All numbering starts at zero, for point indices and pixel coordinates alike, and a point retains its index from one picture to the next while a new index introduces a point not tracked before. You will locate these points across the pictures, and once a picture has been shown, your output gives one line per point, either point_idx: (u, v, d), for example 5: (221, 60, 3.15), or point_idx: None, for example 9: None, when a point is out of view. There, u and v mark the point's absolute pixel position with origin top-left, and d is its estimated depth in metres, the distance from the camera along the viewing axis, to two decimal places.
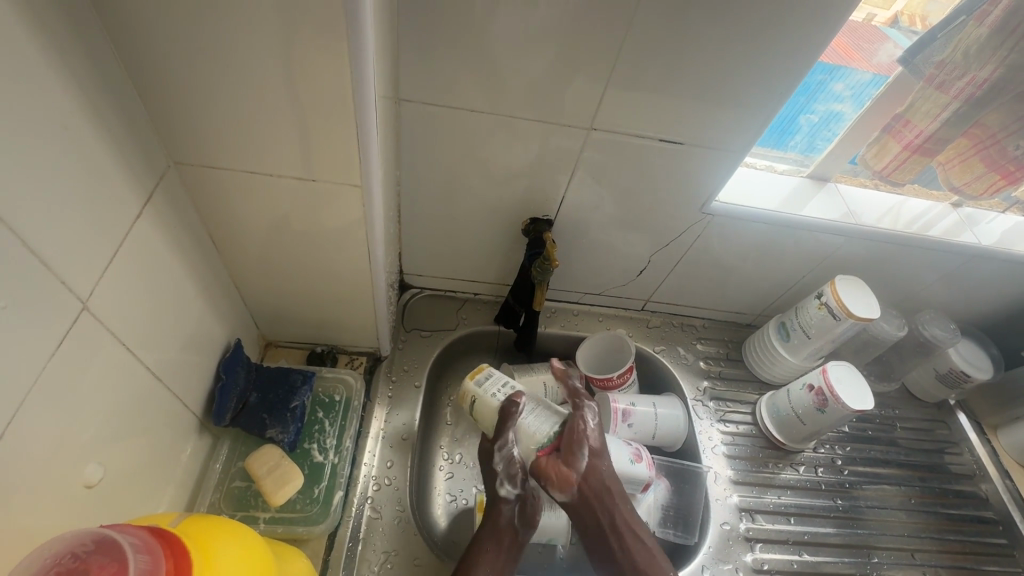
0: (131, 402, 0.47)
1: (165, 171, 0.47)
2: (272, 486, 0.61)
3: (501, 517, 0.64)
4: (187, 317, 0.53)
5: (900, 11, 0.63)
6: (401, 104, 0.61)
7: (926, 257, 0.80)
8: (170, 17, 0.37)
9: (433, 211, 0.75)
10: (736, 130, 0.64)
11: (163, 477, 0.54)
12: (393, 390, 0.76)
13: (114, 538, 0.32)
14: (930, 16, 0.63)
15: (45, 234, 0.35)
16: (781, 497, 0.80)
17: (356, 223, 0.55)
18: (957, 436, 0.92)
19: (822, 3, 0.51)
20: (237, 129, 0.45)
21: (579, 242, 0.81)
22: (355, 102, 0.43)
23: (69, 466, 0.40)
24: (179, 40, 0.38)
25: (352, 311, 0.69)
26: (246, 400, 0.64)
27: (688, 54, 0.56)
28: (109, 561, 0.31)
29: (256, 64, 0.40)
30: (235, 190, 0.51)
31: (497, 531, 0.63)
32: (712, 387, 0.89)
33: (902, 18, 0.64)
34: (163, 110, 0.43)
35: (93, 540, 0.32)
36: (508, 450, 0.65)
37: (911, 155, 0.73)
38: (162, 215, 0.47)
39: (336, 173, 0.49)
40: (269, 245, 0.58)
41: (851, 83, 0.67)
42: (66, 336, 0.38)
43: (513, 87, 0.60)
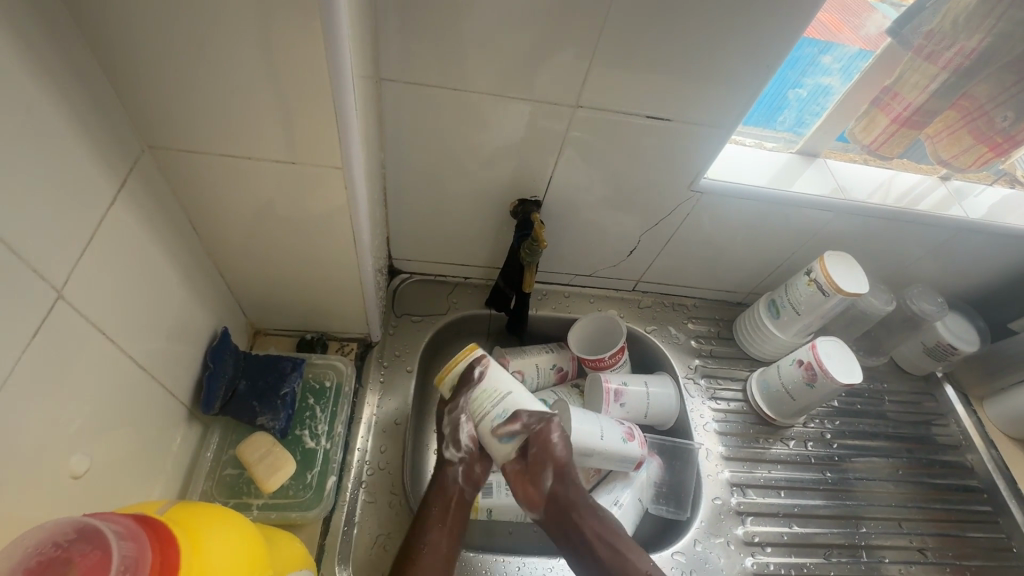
0: (116, 393, 0.46)
1: (140, 156, 0.46)
2: (263, 472, 0.61)
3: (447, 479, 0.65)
4: (170, 306, 0.52)
5: None
6: (383, 84, 0.60)
7: (914, 231, 0.80)
8: None
9: (419, 194, 0.74)
10: (724, 106, 0.63)
11: (154, 466, 0.54)
12: (384, 375, 0.76)
13: (98, 528, 0.32)
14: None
15: (14, 220, 0.34)
16: (771, 472, 0.81)
17: (339, 207, 0.54)
18: (944, 407, 0.93)
19: None
20: (211, 110, 0.44)
21: (569, 223, 0.80)
22: (332, 80, 0.42)
23: (55, 457, 0.40)
24: (146, 17, 0.37)
25: (341, 297, 0.68)
26: (235, 388, 0.63)
27: (673, 29, 0.55)
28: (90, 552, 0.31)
29: (227, 41, 0.39)
30: (213, 174, 0.49)
31: (444, 488, 0.64)
32: (703, 365, 0.90)
33: None
34: (132, 91, 0.42)
35: (75, 529, 0.32)
36: (457, 416, 0.66)
37: (900, 128, 0.73)
38: (139, 200, 0.46)
39: (316, 155, 0.48)
40: (252, 231, 0.57)
41: (839, 56, 0.66)
42: (43, 325, 0.37)
43: (497, 66, 0.58)
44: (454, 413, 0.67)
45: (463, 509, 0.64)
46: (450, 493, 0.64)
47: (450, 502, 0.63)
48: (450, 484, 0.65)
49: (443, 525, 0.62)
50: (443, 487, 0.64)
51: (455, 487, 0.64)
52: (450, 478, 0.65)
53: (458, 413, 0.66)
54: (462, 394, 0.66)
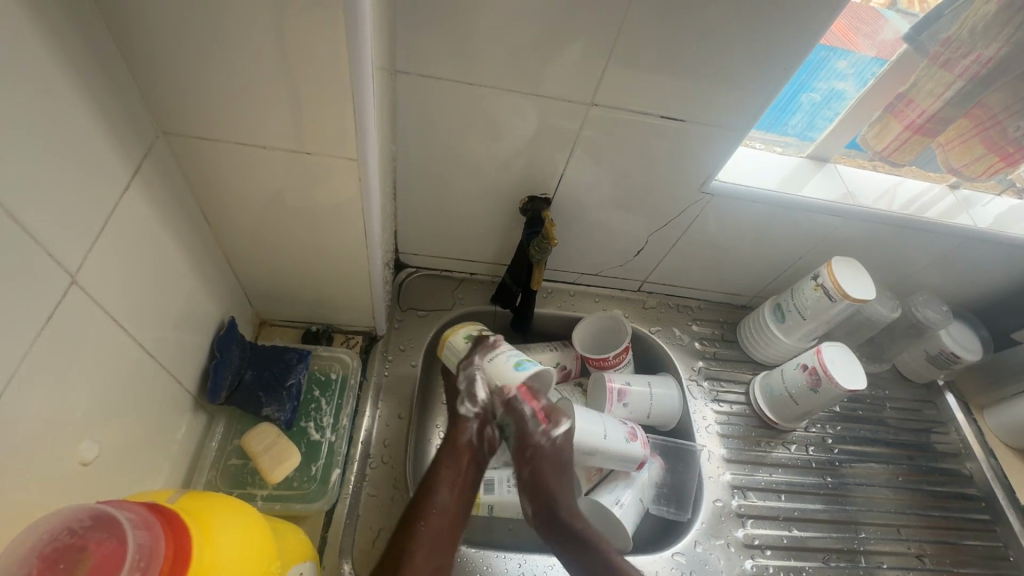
0: (125, 379, 0.46)
1: (154, 142, 0.45)
2: (269, 463, 0.61)
3: (461, 436, 0.67)
4: (179, 293, 0.52)
5: None
6: (398, 77, 0.60)
7: (922, 239, 0.80)
8: None
9: (429, 188, 0.74)
10: (739, 108, 0.63)
11: (159, 454, 0.54)
12: (389, 370, 0.76)
13: (113, 514, 0.32)
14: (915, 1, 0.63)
15: (29, 202, 0.33)
16: (772, 475, 0.81)
17: (351, 198, 0.54)
18: (944, 415, 0.93)
19: None
20: (227, 97, 0.43)
21: (578, 222, 0.80)
22: (351, 70, 0.41)
23: (63, 443, 0.40)
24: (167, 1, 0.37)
25: (348, 290, 0.68)
26: (241, 377, 0.63)
27: (692, 29, 0.55)
28: (107, 540, 0.31)
29: (248, 28, 0.39)
30: (227, 162, 0.49)
31: (456, 450, 0.66)
32: (706, 367, 0.90)
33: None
34: (150, 76, 0.41)
35: (91, 515, 0.32)
36: (472, 373, 0.69)
37: (913, 135, 0.74)
38: (152, 186, 0.45)
39: (330, 146, 0.48)
40: (262, 221, 0.56)
41: (853, 61, 0.66)
42: (56, 311, 0.37)
43: (513, 61, 0.58)
44: (469, 368, 0.69)
45: (474, 464, 0.67)
46: (461, 452, 0.66)
47: (463, 459, 0.66)
48: (463, 442, 0.67)
49: (453, 485, 0.64)
50: (456, 448, 0.66)
51: (469, 448, 0.67)
52: (465, 439, 0.67)
53: (473, 370, 0.69)
54: (476, 353, 0.69)
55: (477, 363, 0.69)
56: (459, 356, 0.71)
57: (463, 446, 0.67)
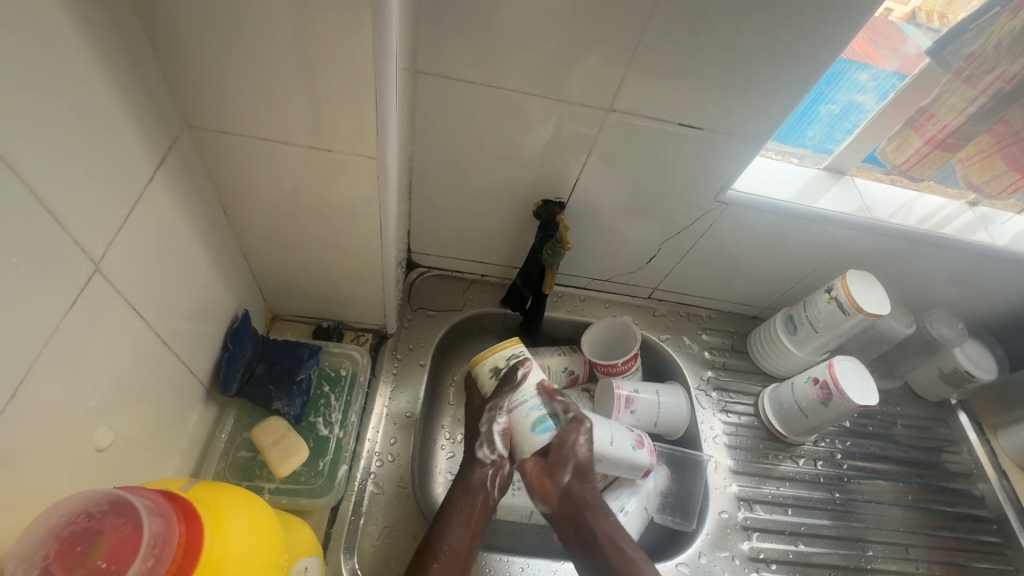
0: (142, 368, 0.46)
1: (178, 135, 0.46)
2: (279, 457, 0.61)
3: (475, 478, 0.66)
4: (196, 284, 0.52)
5: (917, 8, 0.63)
6: (418, 77, 0.60)
7: (938, 255, 0.79)
8: None
9: (444, 188, 0.74)
10: (758, 118, 0.62)
11: (170, 444, 0.54)
12: (397, 368, 0.76)
13: (129, 499, 0.33)
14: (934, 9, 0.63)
15: (58, 189, 0.34)
16: (780, 489, 0.80)
17: (368, 196, 0.54)
18: (957, 435, 0.92)
19: None
20: (251, 92, 0.44)
21: (591, 227, 0.80)
22: (375, 69, 0.42)
23: (79, 428, 0.40)
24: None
25: (361, 287, 0.68)
26: (252, 370, 0.63)
27: (714, 39, 0.55)
28: (123, 523, 0.31)
29: (276, 25, 0.39)
30: (247, 157, 0.50)
31: (471, 491, 0.65)
32: (715, 377, 0.89)
33: (919, 15, 0.63)
34: (177, 69, 0.42)
35: (108, 499, 0.32)
36: (496, 414, 0.67)
37: (934, 150, 0.73)
38: (175, 177, 0.46)
39: (350, 144, 0.48)
40: (279, 216, 0.57)
41: (874, 73, 0.66)
42: (79, 297, 0.37)
43: (533, 65, 0.58)
44: (493, 409, 0.68)
45: (487, 511, 0.65)
46: (476, 495, 0.65)
47: (477, 501, 0.64)
48: (476, 484, 0.66)
49: (465, 525, 0.62)
50: (471, 488, 0.65)
51: (483, 488, 0.65)
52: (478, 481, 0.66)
53: (495, 412, 0.67)
54: (503, 392, 0.67)
55: (501, 404, 0.67)
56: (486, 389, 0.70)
57: (477, 488, 0.65)
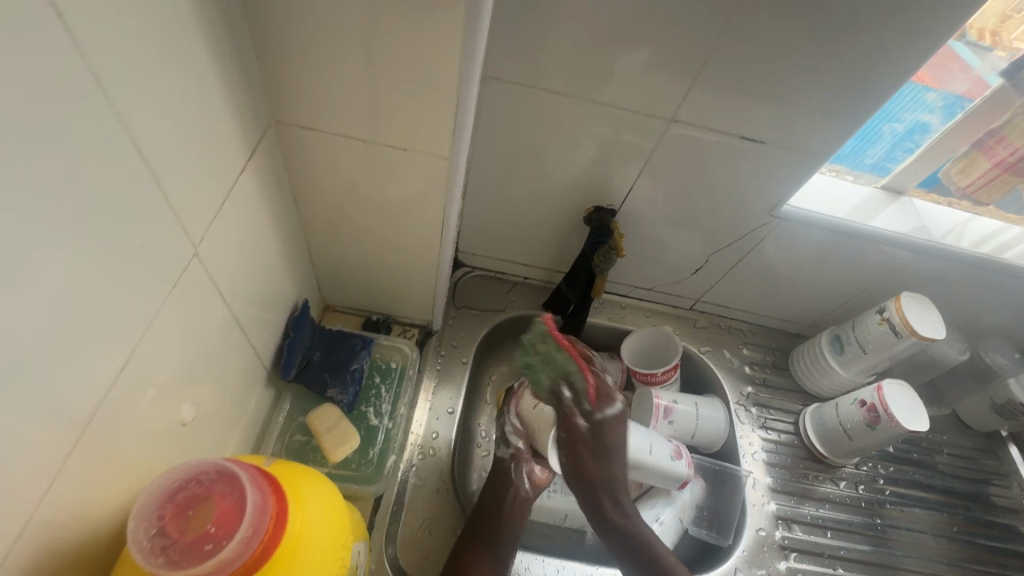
0: (219, 349, 0.49)
1: (266, 128, 0.48)
2: (331, 442, 0.63)
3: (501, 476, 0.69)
4: (268, 273, 0.55)
5: (969, 26, 0.60)
6: (485, 81, 0.61)
7: (999, 282, 0.77)
8: None
9: (498, 190, 0.75)
10: (823, 135, 0.62)
11: (235, 424, 0.57)
12: (441, 364, 0.78)
13: (232, 470, 0.36)
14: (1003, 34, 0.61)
15: (172, 178, 0.36)
16: (819, 510, 0.79)
17: (434, 195, 0.56)
18: (1007, 468, 0.89)
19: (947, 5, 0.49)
20: (339, 91, 0.46)
21: (640, 236, 0.80)
22: (460, 75, 0.43)
23: (168, 403, 0.43)
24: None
25: (415, 283, 0.70)
26: (309, 358, 0.66)
27: (787, 54, 0.54)
28: (229, 493, 0.35)
29: (371, 28, 0.41)
30: (326, 153, 0.52)
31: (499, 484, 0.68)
32: (755, 393, 0.88)
33: (971, 33, 0.61)
34: (273, 68, 0.44)
35: (214, 470, 0.36)
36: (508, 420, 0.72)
37: (1001, 174, 0.71)
38: (260, 170, 0.48)
39: (425, 145, 0.50)
40: (347, 210, 0.59)
41: (943, 94, 0.64)
42: (179, 279, 0.39)
43: (601, 73, 0.59)
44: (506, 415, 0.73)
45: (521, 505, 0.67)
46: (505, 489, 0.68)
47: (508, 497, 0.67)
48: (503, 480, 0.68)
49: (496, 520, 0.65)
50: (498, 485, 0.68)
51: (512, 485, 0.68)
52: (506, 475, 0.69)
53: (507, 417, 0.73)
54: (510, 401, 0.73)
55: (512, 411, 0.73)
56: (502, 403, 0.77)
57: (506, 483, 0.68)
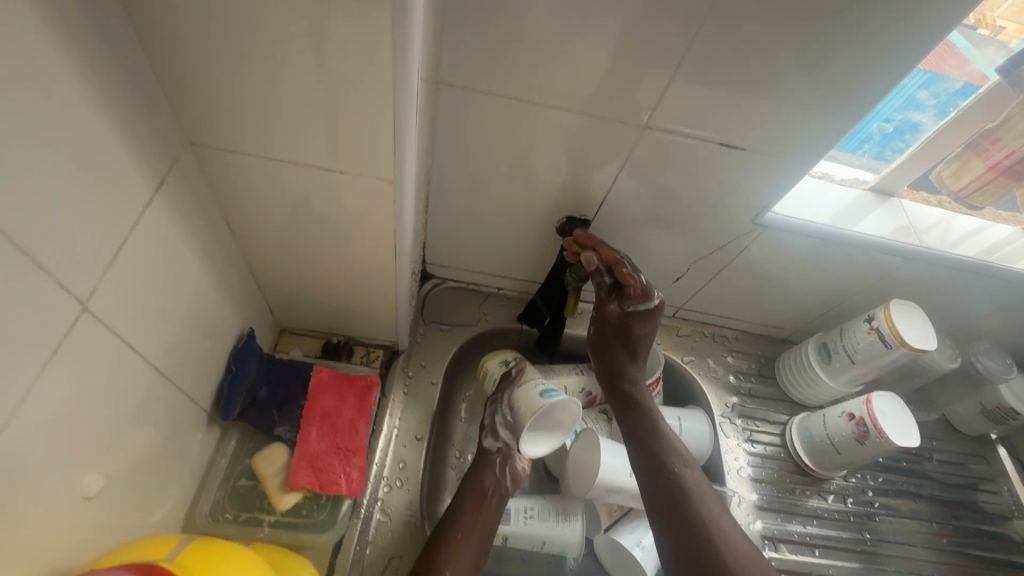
0: (139, 399, 0.44)
1: (180, 152, 0.43)
2: (281, 487, 0.58)
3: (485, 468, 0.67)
4: (200, 308, 0.50)
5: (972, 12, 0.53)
6: (439, 87, 0.56)
7: (990, 286, 0.74)
8: None
9: (463, 201, 0.70)
10: (804, 138, 0.58)
11: (174, 472, 0.52)
12: (408, 387, 0.73)
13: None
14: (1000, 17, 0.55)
15: (42, 225, 0.31)
16: (806, 527, 0.76)
17: (383, 217, 0.51)
18: (996, 472, 0.87)
19: None
20: (260, 109, 0.41)
21: (617, 245, 0.75)
22: (395, 91, 0.38)
23: (70, 473, 0.38)
24: (207, 9, 0.34)
25: (374, 305, 0.65)
26: (255, 394, 0.60)
27: (761, 53, 0.50)
28: None
29: (293, 42, 0.36)
30: (256, 176, 0.47)
31: (479, 477, 0.66)
32: (740, 404, 0.85)
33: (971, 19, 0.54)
34: (180, 86, 0.39)
35: None
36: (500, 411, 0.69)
37: (997, 177, 0.68)
38: (176, 201, 0.42)
39: (366, 166, 0.45)
40: (289, 234, 0.54)
41: (937, 91, 0.60)
42: (66, 337, 0.34)
43: (564, 77, 0.54)
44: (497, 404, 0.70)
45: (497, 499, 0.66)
46: (484, 482, 0.66)
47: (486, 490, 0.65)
48: (484, 472, 0.67)
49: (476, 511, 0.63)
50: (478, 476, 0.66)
51: (492, 477, 0.66)
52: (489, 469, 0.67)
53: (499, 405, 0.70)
54: (503, 391, 0.70)
55: (506, 399, 0.69)
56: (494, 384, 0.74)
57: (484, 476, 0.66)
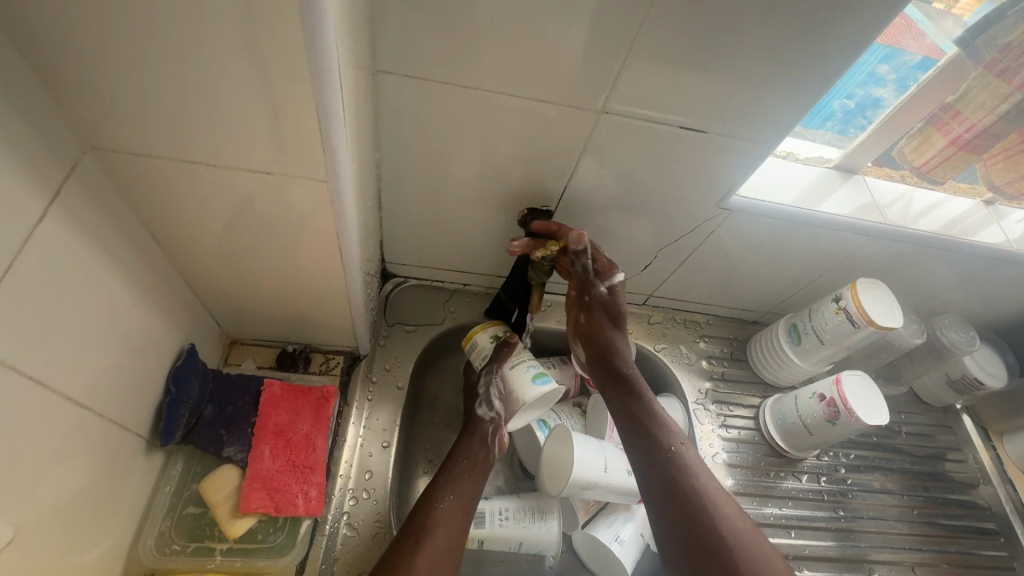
0: (57, 432, 0.40)
1: (80, 160, 0.39)
2: (230, 514, 0.55)
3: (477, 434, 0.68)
4: (124, 327, 0.46)
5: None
6: (379, 76, 0.53)
7: (953, 260, 0.74)
8: None
9: (417, 196, 0.67)
10: (762, 119, 0.56)
11: (111, 503, 0.48)
12: (373, 393, 0.71)
13: None
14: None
15: None
16: (781, 509, 0.76)
17: (321, 219, 0.47)
18: (962, 440, 0.89)
19: None
20: (165, 107, 0.37)
21: (581, 234, 0.73)
22: (313, 83, 0.35)
23: None
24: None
25: (327, 310, 0.62)
26: (200, 414, 0.57)
27: (712, 31, 0.48)
28: None
29: (190, 31, 0.32)
30: (174, 181, 0.43)
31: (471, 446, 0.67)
32: (714, 389, 0.84)
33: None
34: (69, 85, 0.35)
35: None
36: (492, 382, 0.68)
37: (957, 151, 0.68)
38: (78, 213, 0.38)
39: (296, 166, 0.41)
40: (223, 241, 0.50)
41: (896, 65, 0.59)
42: None
43: (509, 61, 0.51)
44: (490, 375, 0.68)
45: (487, 465, 0.66)
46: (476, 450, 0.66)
47: (478, 458, 0.66)
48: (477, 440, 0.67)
49: (467, 477, 0.64)
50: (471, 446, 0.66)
51: (483, 445, 0.67)
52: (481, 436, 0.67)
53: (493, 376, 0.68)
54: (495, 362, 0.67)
55: (499, 371, 0.67)
56: (483, 357, 0.70)
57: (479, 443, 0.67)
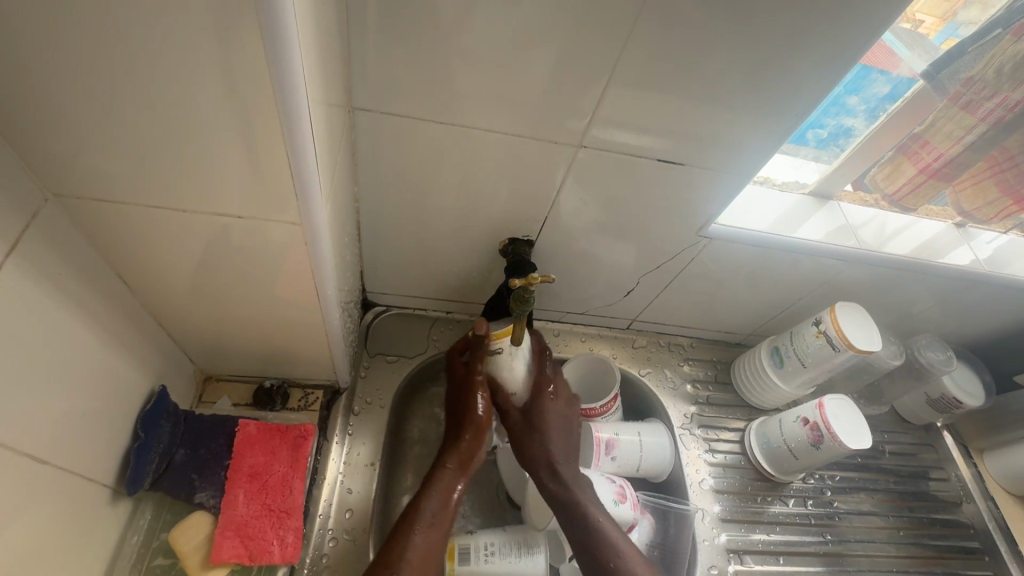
0: (23, 481, 0.39)
1: (42, 207, 0.38)
2: (201, 564, 0.53)
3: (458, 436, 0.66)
4: (91, 372, 0.44)
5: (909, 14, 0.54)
6: (356, 113, 0.53)
7: (927, 282, 0.75)
8: (29, 24, 0.29)
9: (397, 228, 0.66)
10: (733, 151, 0.58)
11: (76, 557, 0.46)
12: (353, 427, 0.69)
13: None
14: (919, 11, 0.53)
15: None
16: (769, 535, 0.76)
17: (297, 258, 0.46)
18: (944, 458, 0.89)
19: (836, 9, 0.45)
20: (132, 154, 0.36)
21: (562, 262, 0.73)
22: (285, 129, 0.35)
23: None
24: (48, 50, 0.30)
25: (306, 345, 0.61)
26: (171, 458, 0.56)
27: (683, 68, 0.50)
28: None
29: (162, 83, 0.32)
30: (142, 225, 0.42)
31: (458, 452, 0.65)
32: (699, 413, 0.84)
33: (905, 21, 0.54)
34: (31, 135, 0.34)
35: None
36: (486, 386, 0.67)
37: (928, 179, 0.70)
38: (39, 263, 0.37)
39: (269, 208, 0.41)
40: (195, 282, 0.49)
41: (866, 97, 0.60)
42: None
43: (486, 98, 0.52)
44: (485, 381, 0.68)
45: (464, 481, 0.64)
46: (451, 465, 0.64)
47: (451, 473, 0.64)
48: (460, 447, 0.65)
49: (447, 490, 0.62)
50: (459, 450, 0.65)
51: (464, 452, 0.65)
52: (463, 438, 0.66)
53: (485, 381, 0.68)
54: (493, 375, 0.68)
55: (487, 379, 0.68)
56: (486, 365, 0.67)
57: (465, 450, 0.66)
